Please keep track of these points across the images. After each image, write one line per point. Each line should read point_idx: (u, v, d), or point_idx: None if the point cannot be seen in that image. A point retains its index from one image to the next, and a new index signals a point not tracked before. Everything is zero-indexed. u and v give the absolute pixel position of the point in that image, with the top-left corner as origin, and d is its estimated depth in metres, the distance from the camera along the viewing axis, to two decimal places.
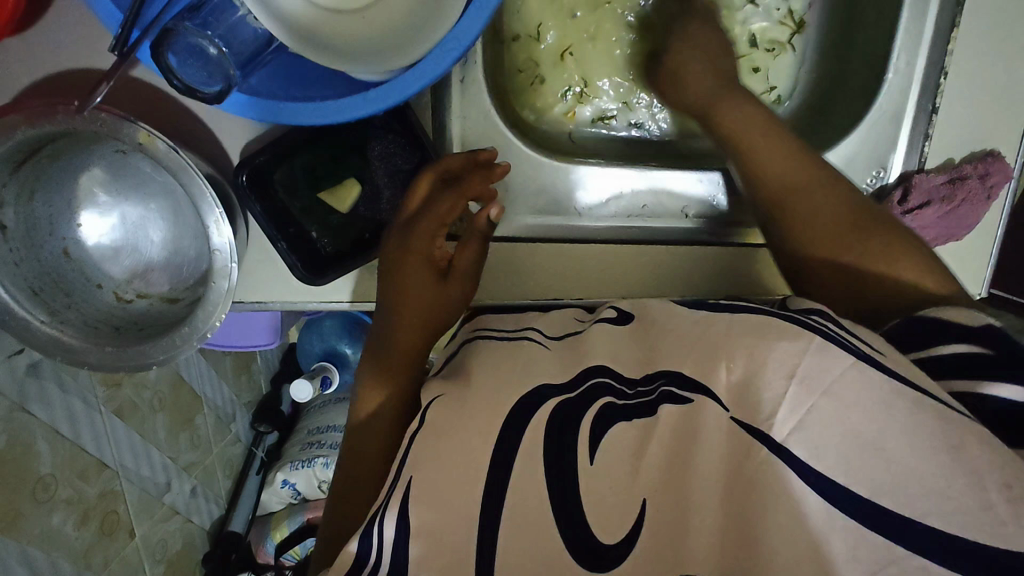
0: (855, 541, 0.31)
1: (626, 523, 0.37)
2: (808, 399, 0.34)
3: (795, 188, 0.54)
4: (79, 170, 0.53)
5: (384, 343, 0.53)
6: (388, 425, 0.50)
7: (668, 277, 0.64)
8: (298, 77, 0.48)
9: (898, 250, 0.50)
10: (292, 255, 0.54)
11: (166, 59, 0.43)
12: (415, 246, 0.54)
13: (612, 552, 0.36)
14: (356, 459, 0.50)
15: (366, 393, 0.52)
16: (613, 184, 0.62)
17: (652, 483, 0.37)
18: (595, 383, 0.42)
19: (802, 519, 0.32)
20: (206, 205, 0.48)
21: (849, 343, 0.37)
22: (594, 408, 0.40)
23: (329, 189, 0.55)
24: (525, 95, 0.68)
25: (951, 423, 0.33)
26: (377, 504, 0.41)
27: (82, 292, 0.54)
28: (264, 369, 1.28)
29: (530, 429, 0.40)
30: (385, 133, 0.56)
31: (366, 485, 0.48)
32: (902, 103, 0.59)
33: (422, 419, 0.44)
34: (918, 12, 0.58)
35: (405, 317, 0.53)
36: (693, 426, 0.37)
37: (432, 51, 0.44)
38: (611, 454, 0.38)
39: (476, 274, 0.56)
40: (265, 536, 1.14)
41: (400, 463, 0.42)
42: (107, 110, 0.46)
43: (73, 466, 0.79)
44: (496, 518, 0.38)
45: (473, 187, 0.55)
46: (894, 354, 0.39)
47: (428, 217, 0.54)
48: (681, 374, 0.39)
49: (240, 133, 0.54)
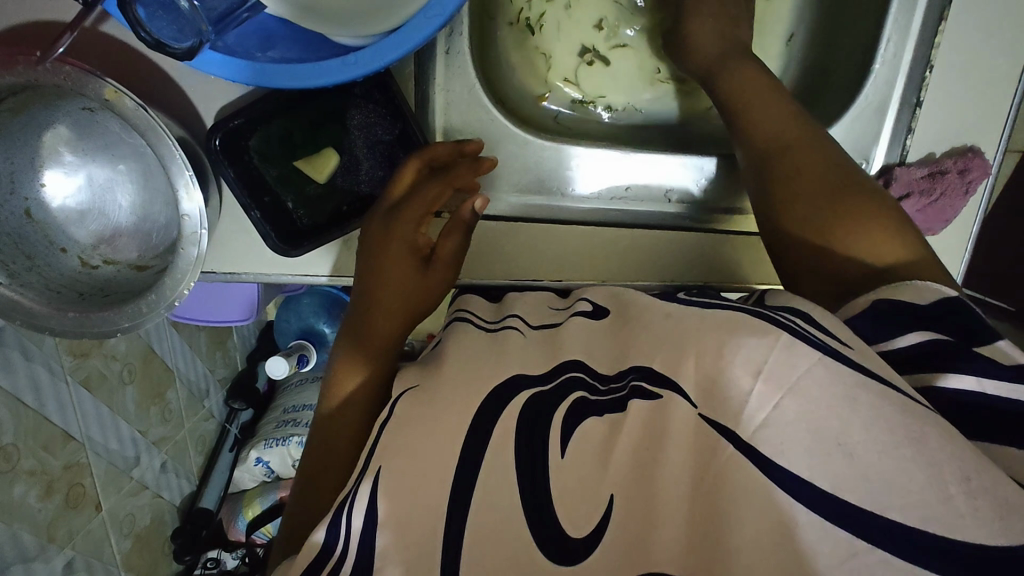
0: (817, 536, 0.31)
1: (593, 516, 0.37)
2: (774, 396, 0.35)
3: (779, 161, 0.54)
4: (43, 127, 0.50)
5: (361, 330, 0.51)
6: (359, 411, 0.48)
7: (648, 262, 0.64)
8: (275, 37, 0.47)
9: (872, 216, 0.50)
10: (266, 224, 0.53)
11: (134, 10, 0.40)
12: (398, 235, 0.52)
13: (580, 545, 0.36)
14: (325, 441, 0.48)
15: (342, 377, 0.50)
16: (601, 167, 0.62)
17: (619, 480, 0.38)
18: (568, 377, 0.42)
19: (766, 516, 0.33)
20: (175, 168, 0.46)
21: (814, 337, 0.38)
22: (566, 404, 0.40)
23: (306, 157, 0.53)
24: (513, 73, 0.67)
25: (913, 416, 0.34)
26: (347, 491, 0.40)
27: (44, 256, 0.52)
28: (239, 345, 1.27)
29: (503, 420, 0.40)
30: (365, 102, 0.54)
31: (337, 468, 0.46)
32: (888, 95, 0.59)
33: (393, 410, 0.43)
34: (908, 4, 0.57)
35: (382, 304, 0.51)
36: (661, 422, 0.38)
37: (416, 16, 0.42)
38: (581, 448, 0.38)
39: (460, 261, 0.55)
40: (237, 513, 1.15)
41: (372, 447, 0.42)
42: (70, 63, 0.44)
43: (37, 436, 0.77)
44: (466, 503, 0.37)
45: (459, 178, 0.55)
46: (863, 348, 0.40)
47: (414, 201, 0.53)
48: (652, 370, 0.40)
49: (213, 95, 0.52)
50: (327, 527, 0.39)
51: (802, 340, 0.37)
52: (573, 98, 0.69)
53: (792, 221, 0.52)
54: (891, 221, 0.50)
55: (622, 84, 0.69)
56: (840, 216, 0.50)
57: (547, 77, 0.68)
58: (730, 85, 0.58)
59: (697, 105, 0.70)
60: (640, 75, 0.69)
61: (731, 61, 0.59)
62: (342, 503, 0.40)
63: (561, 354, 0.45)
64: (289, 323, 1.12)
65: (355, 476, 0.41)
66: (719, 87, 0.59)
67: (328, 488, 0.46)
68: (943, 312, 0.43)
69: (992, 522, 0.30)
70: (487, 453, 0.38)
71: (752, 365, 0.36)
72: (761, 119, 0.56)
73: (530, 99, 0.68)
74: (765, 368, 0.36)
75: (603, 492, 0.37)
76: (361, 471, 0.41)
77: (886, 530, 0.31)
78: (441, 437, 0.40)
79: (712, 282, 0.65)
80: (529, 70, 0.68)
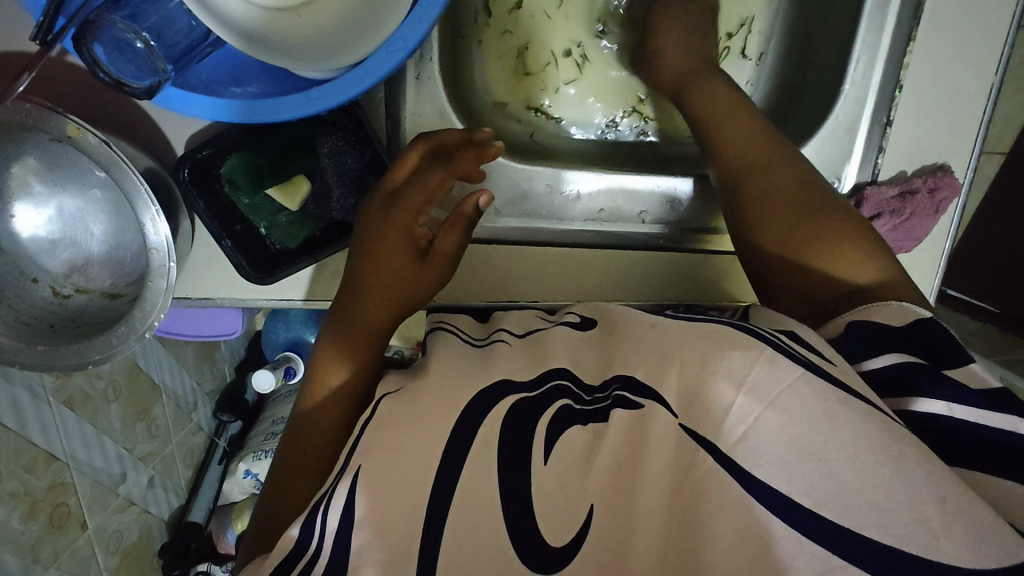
0: (793, 551, 0.31)
1: (572, 525, 0.36)
2: (754, 410, 0.35)
3: (752, 170, 0.54)
4: (11, 160, 0.50)
5: (351, 316, 0.50)
6: (335, 416, 0.47)
7: (622, 281, 0.63)
8: (242, 71, 0.47)
9: (844, 234, 0.50)
10: (237, 253, 0.52)
11: (92, 50, 0.40)
12: (396, 221, 0.52)
13: (557, 554, 0.36)
14: (298, 440, 0.47)
15: (322, 373, 0.49)
16: (586, 185, 0.62)
17: (600, 490, 0.37)
18: (552, 384, 0.42)
19: (744, 527, 0.33)
20: (141, 202, 0.46)
21: (796, 353, 0.39)
22: (552, 408, 0.40)
23: (277, 185, 0.53)
24: (489, 96, 0.67)
25: (892, 436, 0.34)
26: (324, 490, 0.41)
27: (15, 288, 0.51)
28: (227, 357, 1.27)
29: (484, 426, 0.39)
30: (335, 129, 0.53)
31: (306, 476, 0.45)
32: (858, 114, 0.60)
33: (374, 410, 0.43)
34: (874, 25, 0.58)
35: (375, 288, 0.50)
36: (642, 432, 0.38)
37: (376, 52, 0.42)
38: (564, 455, 0.38)
39: (456, 259, 0.55)
40: (226, 525, 1.13)
41: (352, 445, 0.42)
42: (32, 100, 0.43)
43: (20, 458, 0.77)
44: (441, 526, 0.36)
45: (463, 167, 0.56)
46: (844, 364, 0.40)
47: (416, 189, 0.53)
48: (634, 379, 0.40)
49: (182, 124, 0.52)
50: (303, 523, 0.39)
51: (784, 357, 0.38)
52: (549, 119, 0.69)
53: (765, 240, 0.53)
54: (865, 242, 0.50)
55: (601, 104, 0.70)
56: (808, 239, 0.50)
57: (524, 98, 0.68)
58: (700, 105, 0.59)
59: (670, 122, 0.71)
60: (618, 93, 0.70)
61: (700, 76, 0.60)
62: (319, 500, 0.40)
63: (546, 361, 0.44)
64: (276, 335, 1.12)
65: (332, 478, 0.41)
66: (690, 103, 0.59)
67: (297, 494, 0.45)
68: (920, 334, 0.43)
69: (969, 544, 0.30)
70: (465, 476, 0.38)
71: (735, 380, 0.37)
72: (735, 135, 0.56)
73: (507, 120, 0.68)
74: (747, 383, 0.36)
75: (583, 499, 0.37)
76: (341, 467, 0.41)
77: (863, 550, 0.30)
78: (413, 457, 0.39)
79: (686, 299, 0.64)
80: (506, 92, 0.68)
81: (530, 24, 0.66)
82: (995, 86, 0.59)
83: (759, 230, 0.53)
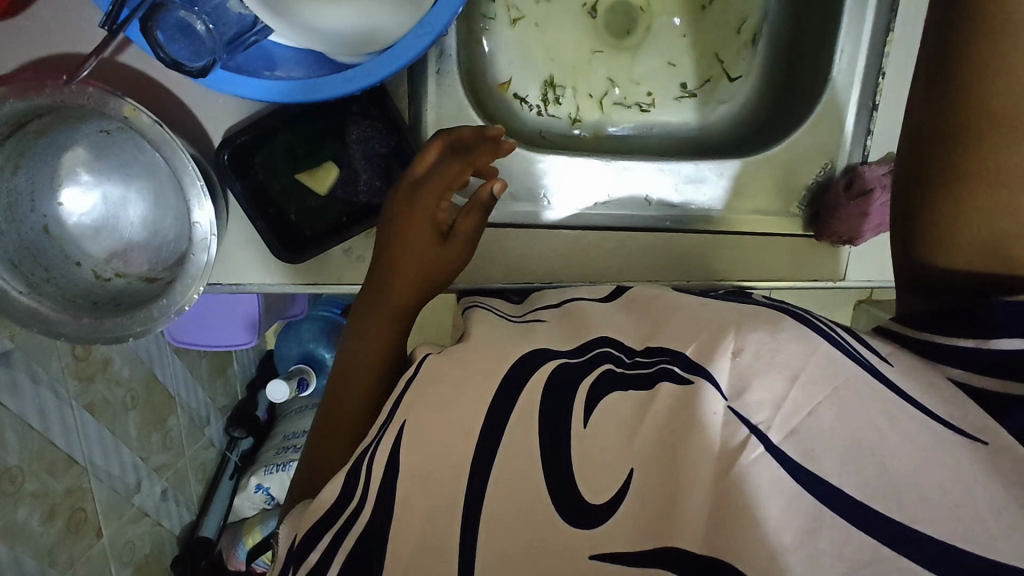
0: (841, 538, 0.32)
1: (613, 484, 0.36)
2: (782, 387, 0.38)
3: (1000, 140, 0.43)
4: (64, 148, 0.55)
5: (379, 295, 0.54)
6: (365, 396, 0.49)
7: (631, 264, 0.66)
8: (281, 57, 0.51)
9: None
10: (269, 234, 0.56)
11: (156, 35, 0.46)
12: (419, 208, 0.56)
13: (597, 512, 0.36)
14: (332, 411, 0.50)
15: (357, 347, 0.52)
16: (572, 177, 0.65)
17: (643, 456, 0.37)
18: (600, 351, 0.44)
19: (771, 500, 0.33)
20: (188, 179, 0.50)
21: (852, 352, 0.41)
22: (595, 372, 0.42)
23: (308, 169, 0.57)
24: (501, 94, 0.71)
25: None
26: (369, 441, 0.43)
27: (61, 269, 0.55)
28: (240, 374, 1.26)
29: (528, 390, 0.41)
30: (362, 118, 0.58)
31: (337, 449, 0.47)
32: (845, 99, 0.64)
33: (415, 369, 0.46)
34: (856, 18, 0.62)
35: (402, 270, 0.54)
36: (690, 407, 0.37)
37: (408, 36, 0.47)
38: (607, 419, 0.39)
39: (476, 241, 0.58)
40: (237, 541, 1.15)
41: (394, 404, 0.44)
42: (93, 85, 0.48)
43: (41, 460, 0.78)
44: (475, 475, 0.38)
45: (480, 160, 0.58)
46: (904, 364, 0.42)
47: (437, 178, 0.56)
48: (686, 357, 0.41)
49: (221, 116, 0.56)
50: (341, 486, 0.41)
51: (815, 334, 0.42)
52: (544, 75, 0.73)
53: (959, 211, 0.45)
54: None
55: (599, 74, 0.74)
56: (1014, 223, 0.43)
57: (531, 98, 0.73)
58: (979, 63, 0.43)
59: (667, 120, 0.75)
60: (611, 69, 0.74)
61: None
62: (364, 453, 0.42)
63: (587, 333, 0.47)
64: (289, 349, 1.13)
65: (376, 430, 0.43)
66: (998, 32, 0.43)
67: (325, 471, 0.46)
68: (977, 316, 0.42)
69: None
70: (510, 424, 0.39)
71: None
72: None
73: (519, 117, 0.72)
74: (773, 356, 0.40)
75: (626, 463, 0.37)
76: (387, 419, 0.43)
77: (879, 524, 0.32)
78: (442, 411, 0.41)
79: (686, 279, 0.67)
80: (516, 91, 0.72)
81: (539, 30, 0.72)
82: None
83: (966, 198, 0.44)
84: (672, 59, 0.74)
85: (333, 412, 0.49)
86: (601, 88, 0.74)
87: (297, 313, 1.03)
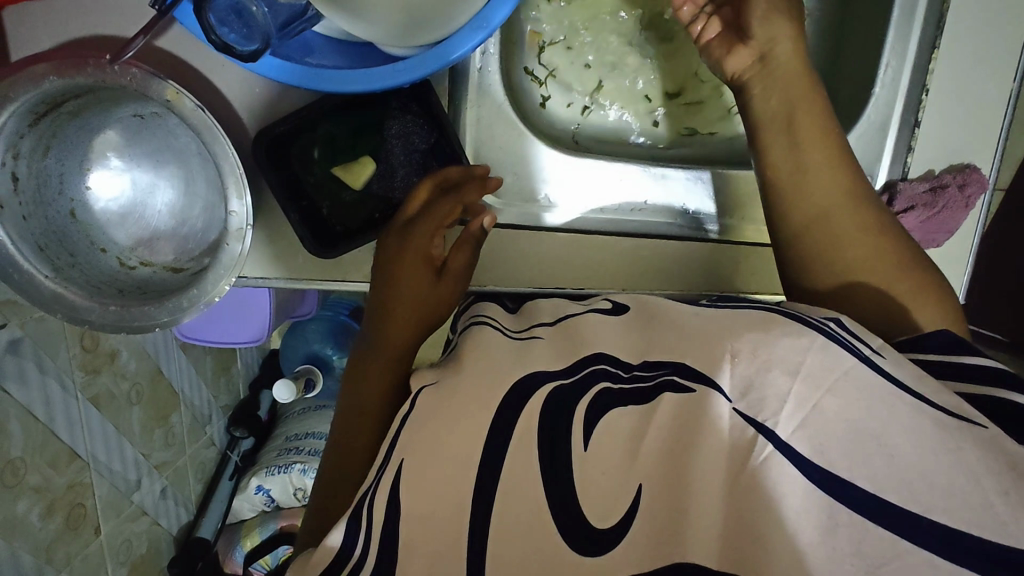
0: (858, 535, 0.30)
1: (619, 506, 0.35)
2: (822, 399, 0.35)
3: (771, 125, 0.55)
4: (95, 132, 0.53)
5: (376, 336, 0.54)
6: (371, 424, 0.50)
7: (659, 273, 0.65)
8: (325, 45, 0.51)
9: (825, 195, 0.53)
10: (303, 226, 0.54)
11: (207, 17, 0.44)
12: (410, 248, 0.55)
13: (606, 536, 0.35)
14: (348, 439, 0.51)
15: (360, 387, 0.53)
16: (582, 178, 0.63)
17: (648, 471, 0.35)
18: (592, 370, 0.41)
19: (793, 513, 0.31)
20: (227, 165, 0.49)
21: (848, 342, 0.39)
22: (589, 395, 0.39)
23: (344, 164, 0.57)
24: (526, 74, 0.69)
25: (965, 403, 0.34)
26: (367, 485, 0.41)
27: (85, 255, 0.53)
28: (243, 372, 1.23)
29: (524, 416, 0.39)
30: (404, 113, 0.57)
31: (353, 471, 0.49)
32: (888, 114, 0.62)
33: (410, 407, 0.44)
34: (903, 33, 0.61)
35: (395, 312, 0.54)
36: (694, 416, 0.35)
37: (463, 28, 0.46)
38: (605, 439, 0.37)
39: (471, 273, 0.57)
40: (234, 544, 1.12)
41: (393, 439, 0.42)
42: (136, 66, 0.47)
43: (45, 453, 0.76)
44: (517, 485, 0.37)
45: (467, 199, 0.55)
46: (895, 355, 0.40)
47: (425, 219, 0.55)
48: (683, 365, 0.38)
49: (255, 106, 0.55)
50: (343, 532, 0.40)
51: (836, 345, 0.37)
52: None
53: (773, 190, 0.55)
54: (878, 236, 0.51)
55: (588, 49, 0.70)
56: (838, 244, 0.51)
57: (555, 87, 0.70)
58: (762, 137, 0.54)
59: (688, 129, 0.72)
60: (604, 53, 0.70)
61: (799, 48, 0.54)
62: (364, 495, 0.40)
63: (584, 348, 0.43)
64: (297, 350, 1.11)
65: (375, 470, 0.41)
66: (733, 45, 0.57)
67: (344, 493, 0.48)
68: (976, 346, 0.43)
69: None
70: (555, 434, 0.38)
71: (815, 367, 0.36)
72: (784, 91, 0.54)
73: (539, 106, 0.70)
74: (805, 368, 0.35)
75: (632, 481, 0.35)
76: (385, 458, 0.41)
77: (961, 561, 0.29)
78: (483, 410, 0.40)
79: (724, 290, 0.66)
80: (540, 76, 0.70)
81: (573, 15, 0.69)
82: (1013, 93, 0.62)
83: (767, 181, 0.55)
84: (661, 90, 0.72)
85: (345, 437, 0.51)
86: (577, 32, 0.69)
87: (308, 312, 1.02)
